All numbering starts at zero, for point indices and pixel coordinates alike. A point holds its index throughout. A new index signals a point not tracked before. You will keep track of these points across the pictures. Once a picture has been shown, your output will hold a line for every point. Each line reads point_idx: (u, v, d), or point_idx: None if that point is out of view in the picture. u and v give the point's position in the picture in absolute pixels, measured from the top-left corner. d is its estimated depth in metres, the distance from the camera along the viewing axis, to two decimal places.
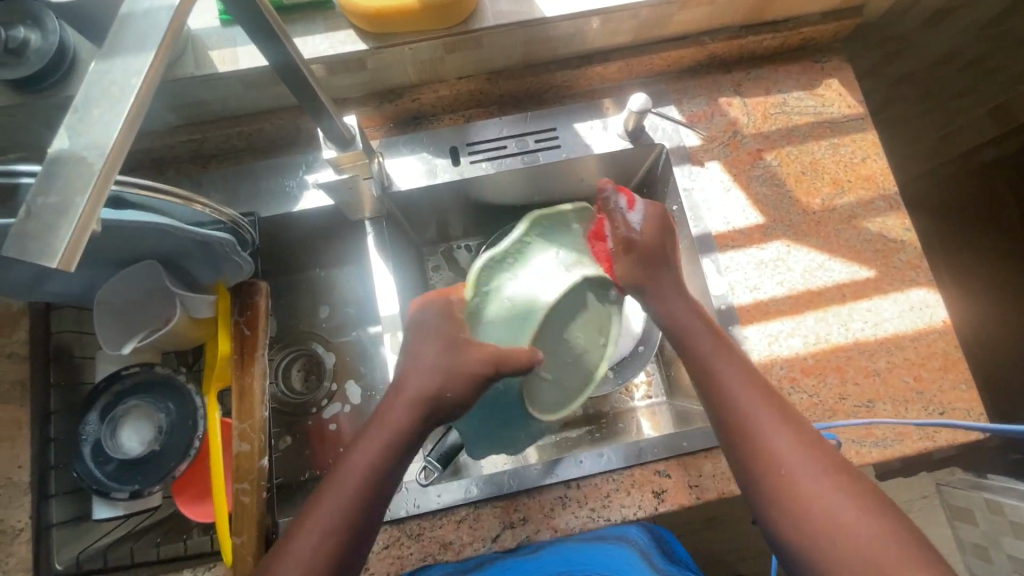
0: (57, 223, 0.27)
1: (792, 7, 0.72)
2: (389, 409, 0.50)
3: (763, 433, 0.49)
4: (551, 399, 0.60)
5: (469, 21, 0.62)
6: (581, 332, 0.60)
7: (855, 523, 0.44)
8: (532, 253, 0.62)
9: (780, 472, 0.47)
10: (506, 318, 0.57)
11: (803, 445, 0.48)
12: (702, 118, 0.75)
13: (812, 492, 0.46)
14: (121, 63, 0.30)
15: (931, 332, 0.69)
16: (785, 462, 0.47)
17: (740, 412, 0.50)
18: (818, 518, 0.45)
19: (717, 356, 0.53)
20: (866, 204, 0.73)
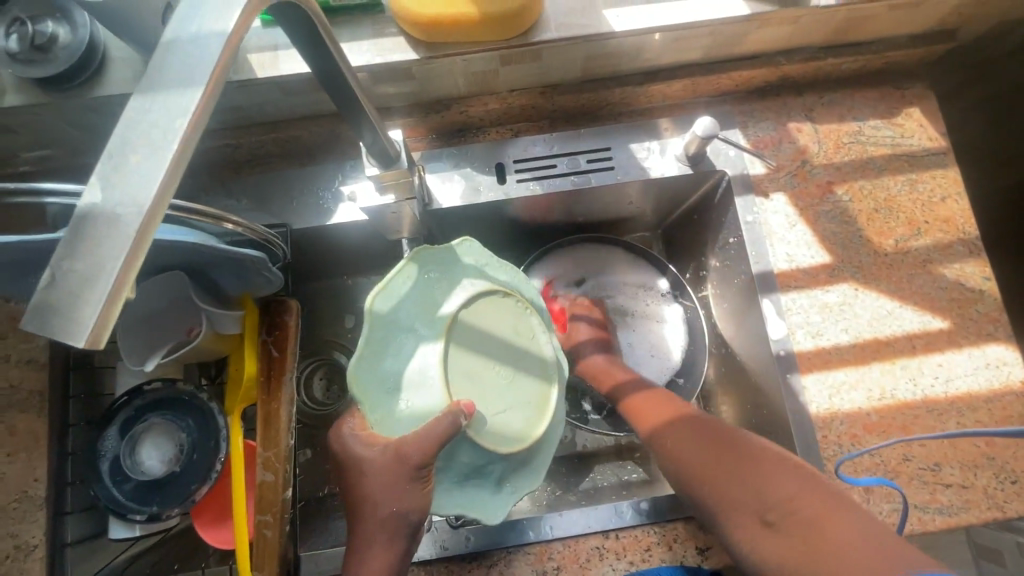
0: (83, 295, 0.23)
1: (881, 29, 0.65)
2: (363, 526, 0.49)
3: (689, 447, 0.58)
4: (523, 426, 0.50)
5: (529, 33, 0.57)
6: (498, 340, 0.52)
7: (772, 489, 0.51)
8: (402, 303, 0.52)
9: (708, 472, 0.55)
10: (419, 391, 0.49)
11: (725, 449, 0.56)
12: (769, 144, 0.69)
13: (735, 476, 0.53)
14: (164, 100, 0.26)
15: (1007, 392, 0.63)
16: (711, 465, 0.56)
17: (666, 439, 0.60)
18: (745, 496, 0.52)
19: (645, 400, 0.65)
20: (943, 248, 0.67)
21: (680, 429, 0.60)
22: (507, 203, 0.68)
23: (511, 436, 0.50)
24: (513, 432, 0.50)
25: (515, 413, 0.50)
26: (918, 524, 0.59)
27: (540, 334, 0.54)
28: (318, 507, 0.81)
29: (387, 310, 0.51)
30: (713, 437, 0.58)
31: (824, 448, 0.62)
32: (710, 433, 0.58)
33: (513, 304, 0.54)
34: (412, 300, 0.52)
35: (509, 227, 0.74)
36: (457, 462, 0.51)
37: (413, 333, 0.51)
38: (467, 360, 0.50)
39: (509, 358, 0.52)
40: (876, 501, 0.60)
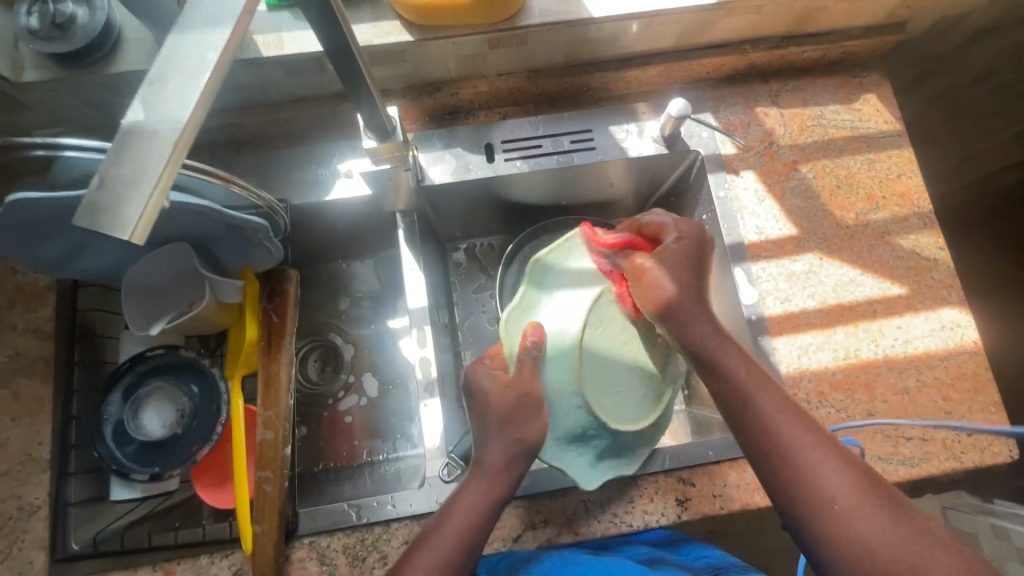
0: (129, 196, 0.27)
1: (835, 20, 0.72)
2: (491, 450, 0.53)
3: (797, 452, 0.47)
4: (636, 412, 0.56)
5: (515, 18, 0.62)
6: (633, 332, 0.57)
7: (900, 537, 0.42)
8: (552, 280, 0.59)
9: (807, 484, 0.46)
10: (554, 357, 0.54)
11: (845, 468, 0.46)
12: (738, 127, 0.75)
13: (862, 510, 0.44)
14: (198, 37, 0.30)
15: (961, 352, 0.68)
16: (826, 484, 0.45)
17: (771, 427, 0.48)
18: (859, 535, 0.43)
19: (737, 364, 0.52)
20: (900, 221, 0.72)
21: (790, 414, 0.49)
22: (496, 180, 0.72)
23: (619, 420, 0.55)
24: (626, 416, 0.56)
25: (631, 401, 0.56)
26: (882, 473, 0.63)
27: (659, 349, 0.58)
28: (313, 481, 0.83)
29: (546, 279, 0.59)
30: (832, 444, 0.47)
31: (793, 405, 0.66)
32: (819, 437, 0.47)
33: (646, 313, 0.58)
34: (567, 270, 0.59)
35: (497, 208, 0.78)
36: (566, 430, 0.55)
37: (558, 307, 0.57)
38: (604, 342, 0.55)
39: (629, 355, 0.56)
40: (842, 454, 0.64)
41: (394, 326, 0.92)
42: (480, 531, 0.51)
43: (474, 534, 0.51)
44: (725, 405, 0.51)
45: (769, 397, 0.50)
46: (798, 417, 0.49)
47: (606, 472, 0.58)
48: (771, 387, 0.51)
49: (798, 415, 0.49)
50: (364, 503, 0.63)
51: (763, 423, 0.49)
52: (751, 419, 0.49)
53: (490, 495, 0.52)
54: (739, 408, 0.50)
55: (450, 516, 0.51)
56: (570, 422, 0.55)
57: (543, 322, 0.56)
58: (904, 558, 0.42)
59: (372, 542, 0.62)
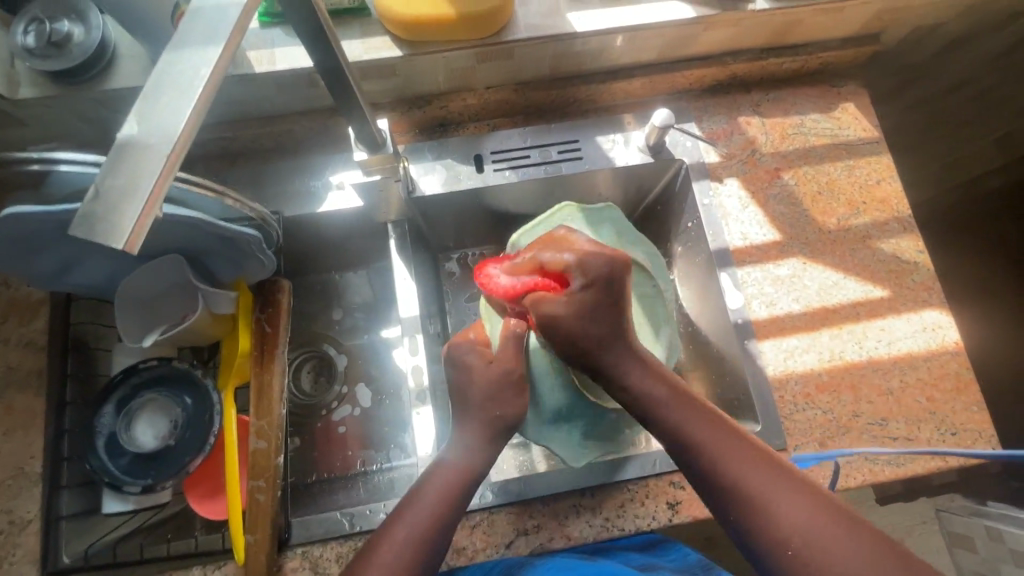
0: (123, 208, 0.28)
1: (813, 33, 0.74)
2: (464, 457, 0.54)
3: (763, 516, 0.47)
4: (610, 388, 0.66)
5: (501, 33, 0.64)
6: None
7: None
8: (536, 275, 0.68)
9: (776, 545, 0.47)
10: (537, 337, 0.64)
11: (792, 496, 0.47)
12: (721, 136, 0.77)
13: (835, 565, 0.44)
14: (191, 55, 0.31)
15: (943, 353, 0.69)
16: (792, 543, 0.46)
17: (741, 492, 0.49)
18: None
19: (701, 427, 0.52)
20: (880, 225, 0.74)
21: (754, 475, 0.49)
22: (486, 190, 0.74)
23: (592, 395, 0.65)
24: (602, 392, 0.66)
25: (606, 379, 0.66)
26: (870, 474, 0.64)
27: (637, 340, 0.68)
28: (306, 492, 0.83)
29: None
30: (801, 496, 0.47)
31: (780, 407, 0.67)
32: (785, 499, 0.47)
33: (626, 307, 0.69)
34: None
35: (488, 217, 0.80)
36: (550, 406, 0.65)
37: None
38: None
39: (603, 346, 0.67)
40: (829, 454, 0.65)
41: (387, 336, 0.93)
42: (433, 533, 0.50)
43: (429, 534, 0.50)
44: (689, 469, 0.52)
45: (710, 434, 0.51)
46: (766, 473, 0.49)
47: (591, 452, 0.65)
48: (738, 447, 0.50)
49: (765, 471, 0.49)
50: (357, 511, 0.63)
51: (730, 486, 0.49)
52: (717, 486, 0.50)
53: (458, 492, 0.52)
54: (706, 474, 0.50)
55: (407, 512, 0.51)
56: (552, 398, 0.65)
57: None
58: None
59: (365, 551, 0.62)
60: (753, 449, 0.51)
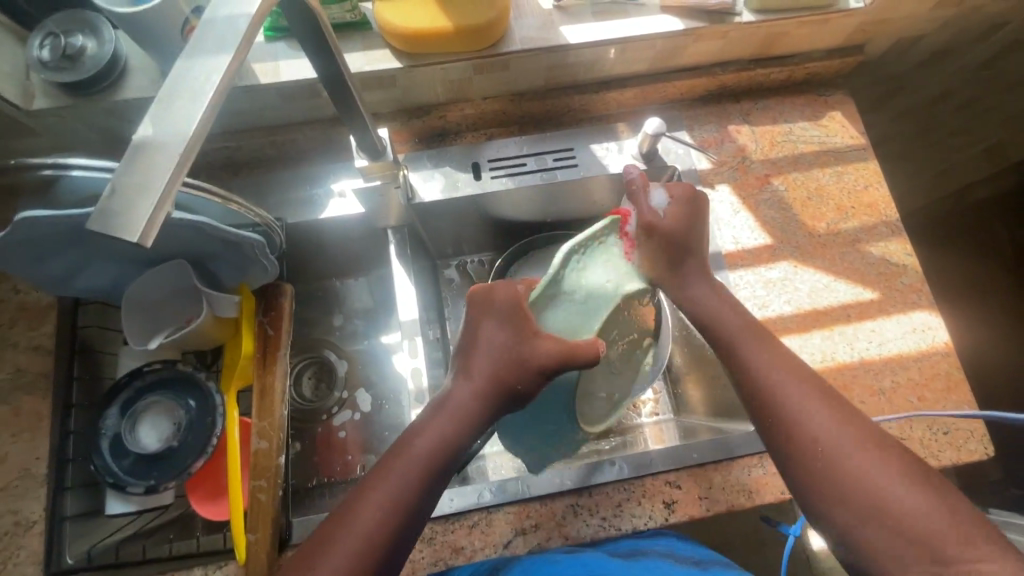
0: (137, 203, 0.30)
1: (799, 44, 0.76)
2: (421, 441, 0.49)
3: (813, 437, 0.48)
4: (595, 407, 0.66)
5: (497, 45, 0.66)
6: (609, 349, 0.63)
7: (899, 497, 0.44)
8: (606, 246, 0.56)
9: (820, 458, 0.47)
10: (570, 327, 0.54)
11: (843, 426, 0.48)
12: (712, 143, 0.79)
13: (868, 480, 0.46)
14: (202, 62, 0.33)
15: (933, 353, 0.71)
16: (830, 451, 0.47)
17: (792, 419, 0.49)
18: (869, 499, 0.45)
19: (761, 351, 0.53)
20: (869, 229, 0.76)
21: (807, 392, 0.50)
22: (483, 197, 0.76)
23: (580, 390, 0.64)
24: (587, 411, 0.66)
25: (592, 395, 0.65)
26: None
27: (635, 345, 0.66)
28: (307, 496, 0.84)
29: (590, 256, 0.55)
30: (845, 417, 0.49)
31: None
32: (840, 412, 0.49)
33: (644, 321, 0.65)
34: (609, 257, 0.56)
35: (485, 224, 0.82)
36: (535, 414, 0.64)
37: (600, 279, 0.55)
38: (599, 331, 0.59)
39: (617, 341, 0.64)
40: None
41: (387, 341, 0.95)
42: (390, 523, 0.46)
43: (386, 526, 0.46)
44: (743, 389, 0.53)
45: (780, 367, 0.52)
46: (821, 395, 0.50)
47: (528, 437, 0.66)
48: (791, 367, 0.52)
49: (815, 392, 0.50)
50: None
51: (782, 407, 0.50)
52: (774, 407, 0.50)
53: (405, 498, 0.47)
54: (762, 391, 0.51)
55: (361, 500, 0.47)
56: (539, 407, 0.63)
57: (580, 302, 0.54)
58: (912, 517, 0.44)
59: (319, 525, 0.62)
60: (811, 381, 0.51)
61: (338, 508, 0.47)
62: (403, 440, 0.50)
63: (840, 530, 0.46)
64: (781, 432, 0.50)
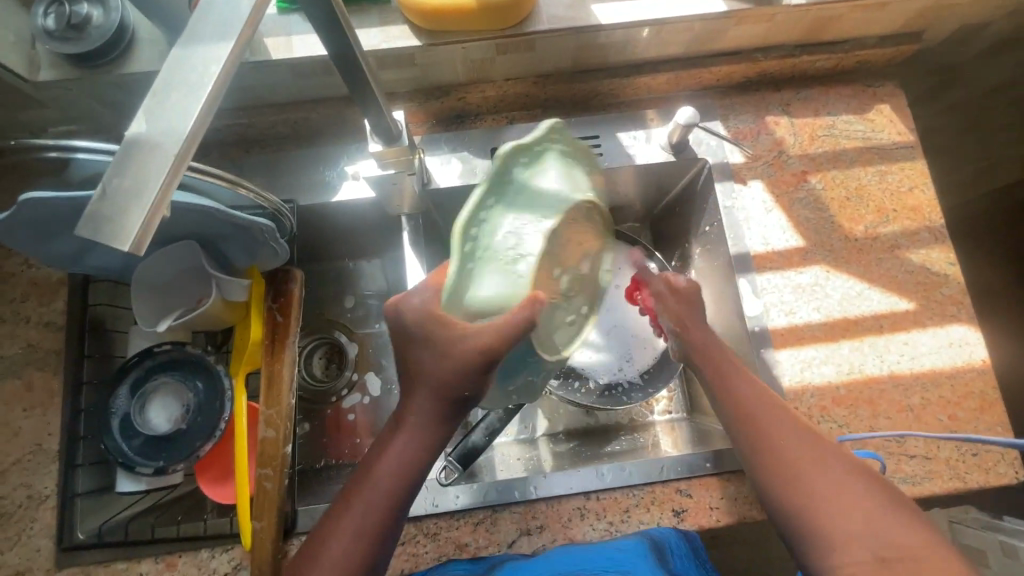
0: (130, 207, 0.27)
1: (850, 30, 0.70)
2: (382, 467, 0.47)
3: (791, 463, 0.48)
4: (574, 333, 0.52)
5: (523, 23, 0.62)
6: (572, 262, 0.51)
7: (867, 517, 0.45)
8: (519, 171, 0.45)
9: (795, 482, 0.47)
10: (499, 280, 0.42)
11: (808, 445, 0.49)
12: (748, 135, 0.74)
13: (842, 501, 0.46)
14: (201, 50, 0.30)
15: (969, 370, 0.67)
16: (799, 467, 0.48)
17: (762, 435, 0.51)
18: (837, 516, 0.45)
19: (738, 381, 0.55)
20: (910, 234, 0.71)
21: (772, 412, 0.52)
22: None
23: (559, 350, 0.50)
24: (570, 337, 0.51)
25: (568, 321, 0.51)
26: None
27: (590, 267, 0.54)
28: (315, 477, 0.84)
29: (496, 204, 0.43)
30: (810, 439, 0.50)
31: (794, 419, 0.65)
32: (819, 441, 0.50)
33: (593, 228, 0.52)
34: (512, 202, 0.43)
35: None
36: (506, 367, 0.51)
37: (523, 213, 0.43)
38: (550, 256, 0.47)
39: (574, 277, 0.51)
40: None
41: None
42: (369, 540, 0.46)
43: (365, 544, 0.46)
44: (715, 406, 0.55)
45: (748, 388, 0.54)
46: (792, 428, 0.51)
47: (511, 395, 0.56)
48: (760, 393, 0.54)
49: (782, 416, 0.52)
50: None
51: (756, 424, 0.51)
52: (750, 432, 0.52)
53: (378, 518, 0.47)
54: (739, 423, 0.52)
55: (332, 524, 0.47)
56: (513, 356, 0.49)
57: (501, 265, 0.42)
58: (879, 536, 0.44)
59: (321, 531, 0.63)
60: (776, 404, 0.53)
61: (320, 522, 0.48)
62: (367, 462, 0.48)
63: (811, 551, 0.45)
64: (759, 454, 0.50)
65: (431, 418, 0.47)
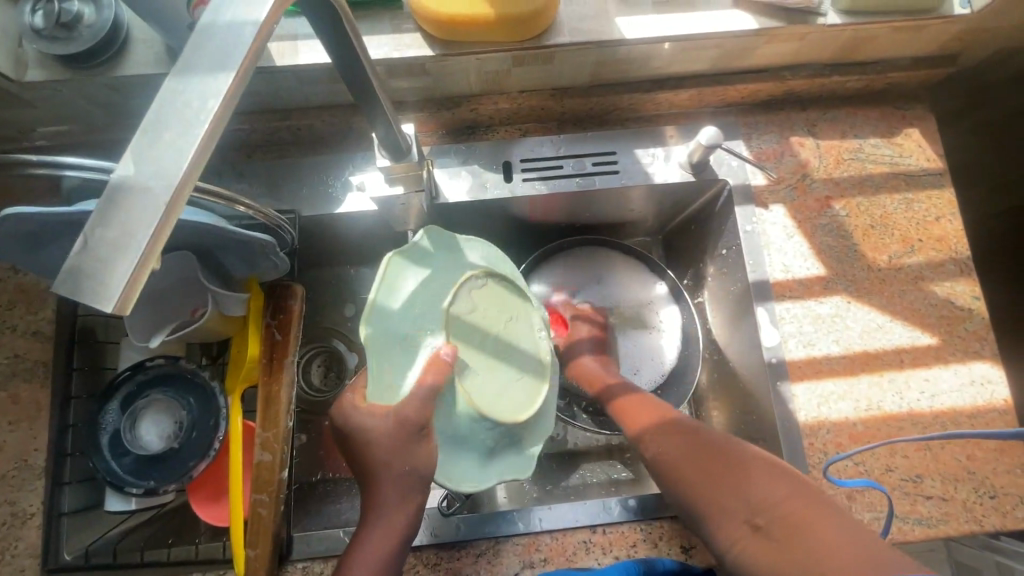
0: (114, 262, 0.24)
1: (884, 50, 0.67)
2: (369, 544, 0.48)
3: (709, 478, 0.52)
4: (528, 398, 0.52)
5: (543, 35, 0.59)
6: (502, 334, 0.53)
7: (756, 496, 0.48)
8: (406, 275, 0.54)
9: (708, 491, 0.51)
10: (407, 368, 0.51)
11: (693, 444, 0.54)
12: (771, 156, 0.71)
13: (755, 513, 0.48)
14: (198, 81, 0.27)
15: (990, 410, 0.65)
16: (692, 470, 0.52)
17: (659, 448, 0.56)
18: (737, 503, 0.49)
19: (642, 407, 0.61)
20: (935, 266, 0.69)
21: (664, 428, 0.57)
22: (512, 201, 0.69)
23: (507, 411, 0.51)
24: (524, 404, 0.52)
25: (516, 388, 0.52)
26: (900, 534, 0.61)
27: (529, 324, 0.54)
28: (312, 492, 0.82)
29: (391, 304, 0.52)
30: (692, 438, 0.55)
31: (809, 455, 0.63)
32: (746, 457, 0.51)
33: (509, 291, 0.54)
34: (405, 300, 0.53)
35: (511, 226, 0.75)
36: (468, 439, 0.52)
37: (411, 311, 0.52)
38: (463, 336, 0.52)
39: (501, 341, 0.52)
40: (857, 509, 0.61)
41: None
42: None
43: None
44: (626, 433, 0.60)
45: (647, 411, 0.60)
46: (678, 433, 0.56)
47: (493, 475, 0.52)
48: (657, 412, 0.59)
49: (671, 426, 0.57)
50: None
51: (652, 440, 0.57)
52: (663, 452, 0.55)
53: None
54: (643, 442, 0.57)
55: None
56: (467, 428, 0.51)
57: (406, 353, 0.51)
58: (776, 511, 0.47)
59: (317, 564, 0.61)
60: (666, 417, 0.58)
61: None
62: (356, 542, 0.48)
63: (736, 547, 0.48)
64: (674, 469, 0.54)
65: (408, 489, 0.49)
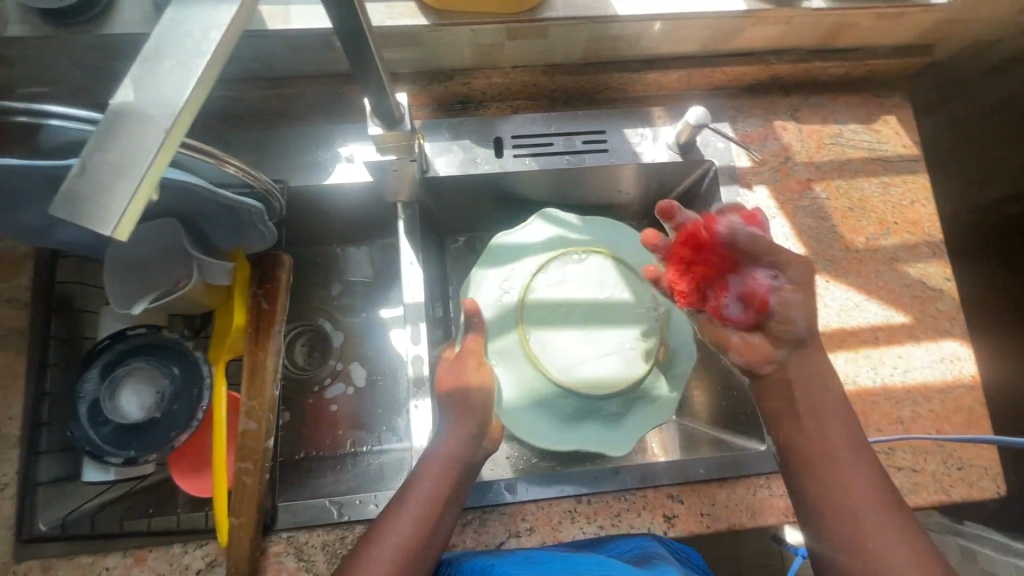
0: (112, 186, 0.24)
1: (865, 37, 0.70)
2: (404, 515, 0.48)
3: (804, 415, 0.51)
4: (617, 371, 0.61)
5: (536, 9, 0.59)
6: (598, 314, 0.64)
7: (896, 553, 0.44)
8: (519, 251, 0.67)
9: (845, 514, 0.46)
10: (507, 326, 0.63)
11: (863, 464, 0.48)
12: (756, 139, 0.73)
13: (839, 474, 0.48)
14: (198, 12, 0.27)
15: (958, 385, 0.67)
16: (848, 478, 0.47)
17: (830, 443, 0.49)
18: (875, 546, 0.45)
19: (829, 393, 0.50)
20: (910, 248, 0.71)
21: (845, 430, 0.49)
22: (502, 177, 0.70)
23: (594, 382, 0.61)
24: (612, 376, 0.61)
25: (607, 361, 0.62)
26: None
27: (627, 306, 0.64)
28: (295, 470, 0.81)
29: (503, 273, 0.66)
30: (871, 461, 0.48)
31: None
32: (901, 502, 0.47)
33: (607, 274, 0.65)
34: (517, 271, 0.66)
35: (500, 204, 0.76)
36: (558, 405, 0.61)
37: (518, 282, 0.65)
38: (563, 309, 0.63)
39: (590, 316, 0.64)
40: None
41: (386, 317, 0.90)
42: None
43: None
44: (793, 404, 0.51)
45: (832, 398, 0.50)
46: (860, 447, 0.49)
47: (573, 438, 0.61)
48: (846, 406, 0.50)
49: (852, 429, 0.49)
50: (346, 500, 0.61)
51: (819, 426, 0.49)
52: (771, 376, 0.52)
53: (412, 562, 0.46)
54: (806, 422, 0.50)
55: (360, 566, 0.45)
56: (555, 392, 0.61)
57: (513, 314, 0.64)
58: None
59: (302, 534, 0.60)
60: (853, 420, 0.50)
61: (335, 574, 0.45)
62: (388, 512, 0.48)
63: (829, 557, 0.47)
64: (814, 450, 0.49)
65: (451, 466, 0.51)
